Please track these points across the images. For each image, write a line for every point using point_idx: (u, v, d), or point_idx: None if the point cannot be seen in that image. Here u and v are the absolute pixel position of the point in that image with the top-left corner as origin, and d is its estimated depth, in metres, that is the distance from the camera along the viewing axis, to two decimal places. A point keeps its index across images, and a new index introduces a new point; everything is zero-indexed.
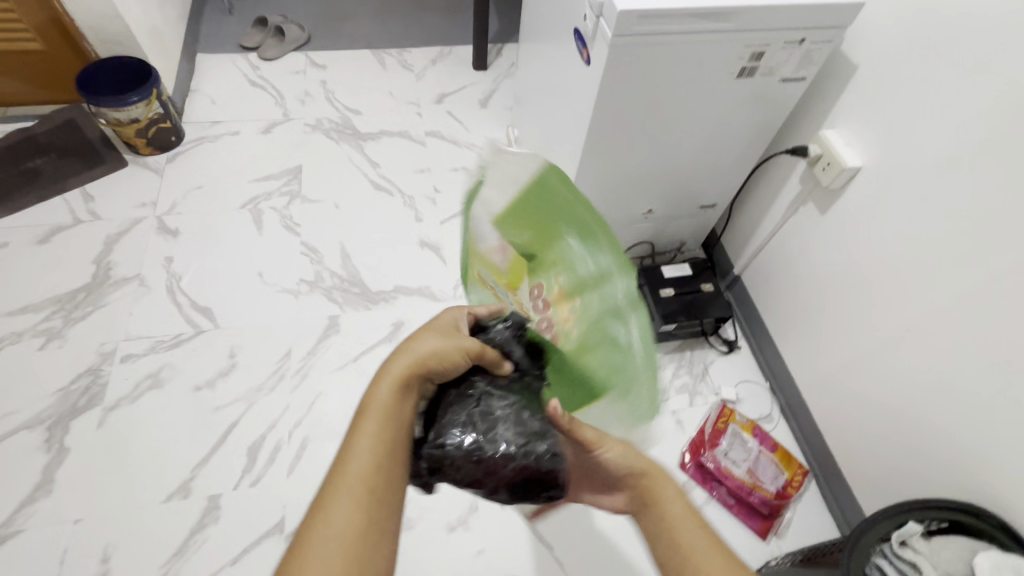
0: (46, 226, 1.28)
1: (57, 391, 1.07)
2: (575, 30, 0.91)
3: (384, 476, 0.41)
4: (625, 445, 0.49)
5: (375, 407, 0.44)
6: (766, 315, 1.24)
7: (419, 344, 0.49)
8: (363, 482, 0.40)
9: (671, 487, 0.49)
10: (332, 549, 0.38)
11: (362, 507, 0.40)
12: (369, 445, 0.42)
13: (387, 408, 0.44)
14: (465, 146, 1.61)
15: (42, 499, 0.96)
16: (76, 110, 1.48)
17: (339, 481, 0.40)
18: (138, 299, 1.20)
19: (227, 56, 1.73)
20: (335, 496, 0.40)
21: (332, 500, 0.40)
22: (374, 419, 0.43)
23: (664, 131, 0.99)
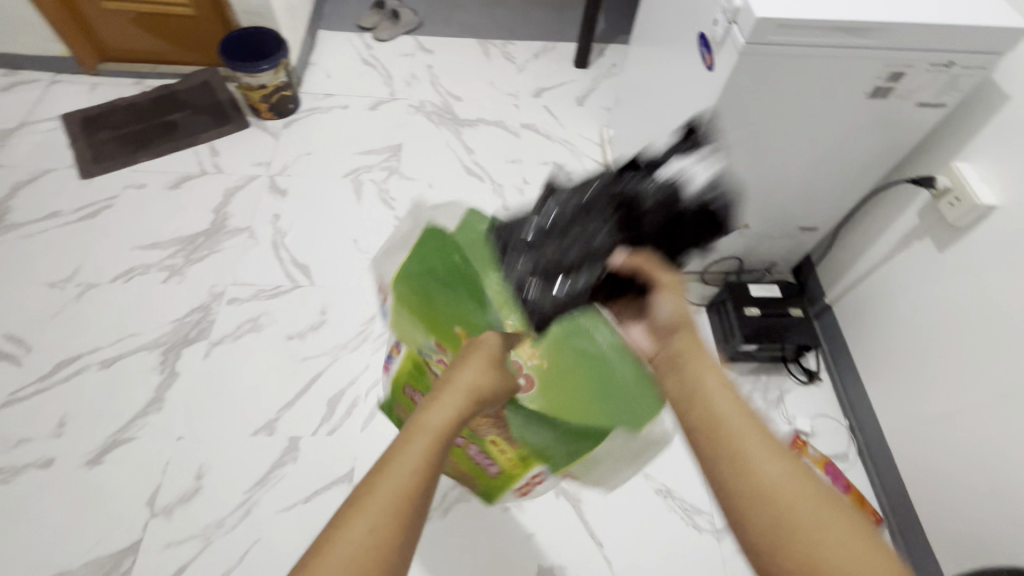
0: (177, 173, 1.43)
1: (173, 321, 1.19)
2: (702, 35, 0.90)
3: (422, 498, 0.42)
4: (677, 301, 0.56)
5: (427, 427, 0.46)
6: (855, 351, 1.18)
7: (469, 374, 0.52)
8: (396, 499, 0.41)
9: (702, 358, 0.53)
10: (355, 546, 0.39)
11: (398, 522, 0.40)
12: (410, 463, 0.43)
13: (435, 429, 0.46)
14: (558, 141, 1.63)
15: (152, 414, 1.07)
16: (212, 72, 1.63)
17: (372, 494, 0.41)
18: (247, 248, 1.31)
19: (346, 34, 1.84)
20: (365, 508, 0.40)
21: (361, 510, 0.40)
22: (422, 438, 0.45)
23: (777, 147, 0.96)
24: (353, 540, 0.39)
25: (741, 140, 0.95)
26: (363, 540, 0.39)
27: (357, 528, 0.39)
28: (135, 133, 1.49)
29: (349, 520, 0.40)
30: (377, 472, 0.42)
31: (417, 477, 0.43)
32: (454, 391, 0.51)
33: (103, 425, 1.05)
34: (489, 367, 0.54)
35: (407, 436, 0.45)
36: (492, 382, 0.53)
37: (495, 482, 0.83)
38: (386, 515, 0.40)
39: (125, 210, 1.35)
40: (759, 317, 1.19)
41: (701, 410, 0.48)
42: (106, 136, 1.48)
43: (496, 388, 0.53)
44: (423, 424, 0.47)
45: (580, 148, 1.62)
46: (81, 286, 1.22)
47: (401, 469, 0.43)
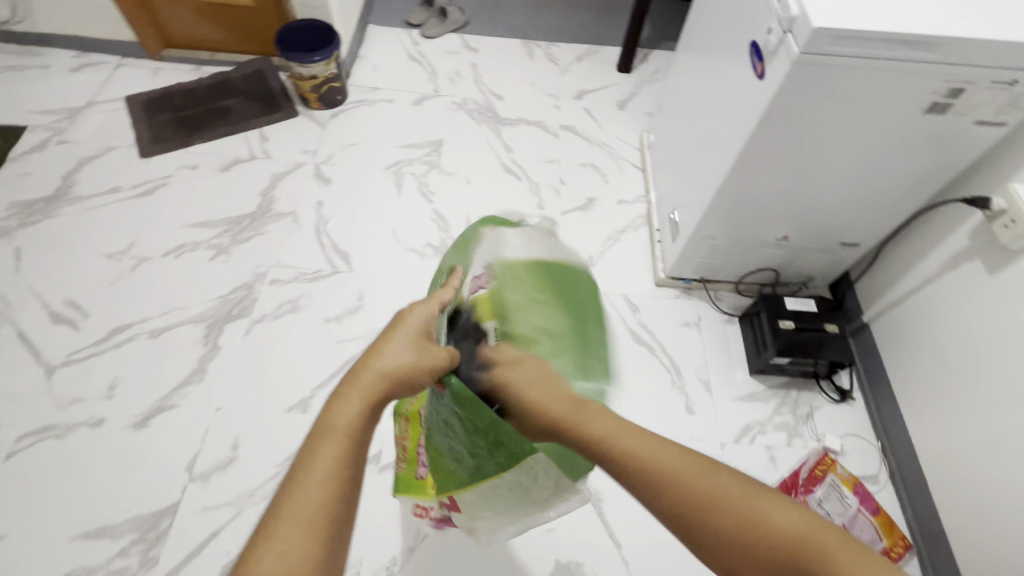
0: (228, 157, 1.49)
1: (218, 297, 1.24)
2: (754, 43, 0.89)
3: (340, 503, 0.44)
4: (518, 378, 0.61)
5: (335, 429, 0.47)
6: (892, 371, 1.16)
7: (388, 358, 0.54)
8: (315, 512, 0.43)
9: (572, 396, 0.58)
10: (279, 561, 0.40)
11: (316, 526, 0.42)
12: (324, 469, 0.45)
13: (349, 428, 0.48)
14: (597, 144, 1.63)
15: (194, 384, 1.12)
16: (265, 61, 1.69)
17: (289, 509, 0.42)
18: (291, 232, 1.36)
19: (394, 30, 1.88)
20: (284, 522, 0.42)
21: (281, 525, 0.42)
22: (336, 440, 0.46)
23: (823, 160, 0.95)
24: (273, 557, 0.40)
25: (787, 151, 0.94)
26: (287, 553, 0.40)
27: (280, 544, 0.41)
28: (191, 117, 1.56)
29: (273, 536, 0.41)
30: (294, 486, 0.44)
31: (331, 478, 0.45)
32: (366, 378, 0.52)
33: (149, 391, 1.10)
34: (408, 345, 0.56)
35: (319, 444, 0.46)
36: (407, 362, 0.54)
37: (407, 479, 0.83)
38: (306, 521, 0.42)
39: (178, 189, 1.41)
40: (792, 331, 1.17)
41: (590, 438, 0.53)
42: (165, 118, 1.55)
43: (416, 369, 0.55)
44: (331, 426, 0.47)
45: (618, 152, 1.62)
46: (135, 259, 1.28)
47: (318, 478, 0.44)
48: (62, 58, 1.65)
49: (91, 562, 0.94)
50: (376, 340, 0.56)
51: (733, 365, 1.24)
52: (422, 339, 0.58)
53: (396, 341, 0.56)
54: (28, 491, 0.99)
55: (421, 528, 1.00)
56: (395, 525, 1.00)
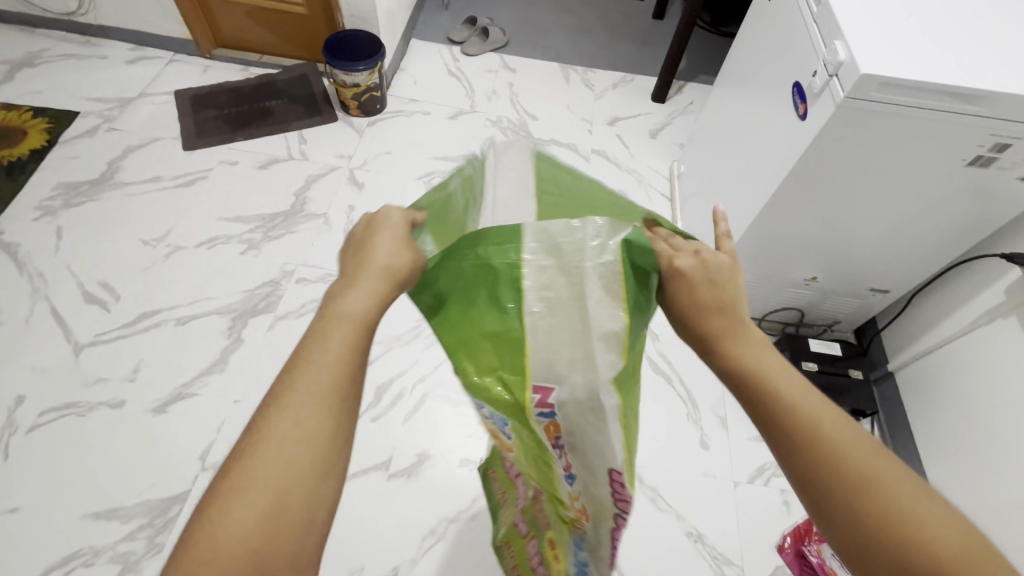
0: (267, 156, 1.52)
1: (246, 291, 1.26)
2: (798, 84, 0.90)
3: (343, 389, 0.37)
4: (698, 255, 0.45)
5: (351, 312, 0.40)
6: (915, 425, 1.13)
7: (363, 287, 0.41)
8: (327, 385, 0.37)
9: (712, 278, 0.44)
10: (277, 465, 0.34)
11: (327, 414, 0.36)
12: (334, 351, 0.38)
13: (363, 316, 0.40)
14: (627, 170, 1.65)
15: (215, 374, 1.13)
16: (311, 67, 1.75)
17: (299, 380, 0.37)
18: (321, 233, 1.38)
19: (436, 45, 1.94)
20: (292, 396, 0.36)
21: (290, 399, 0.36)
22: (345, 323, 0.39)
23: (860, 204, 0.94)
24: (283, 432, 0.35)
25: (824, 192, 0.93)
26: (302, 431, 0.35)
27: (293, 413, 0.36)
28: (236, 115, 1.61)
29: (284, 406, 0.36)
30: (304, 362, 0.37)
31: (348, 360, 0.38)
32: (366, 278, 0.42)
33: (172, 377, 1.12)
34: (397, 247, 0.44)
35: (329, 324, 0.39)
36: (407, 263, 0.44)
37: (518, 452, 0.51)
38: (322, 398, 0.36)
39: (217, 183, 1.45)
40: (815, 373, 1.15)
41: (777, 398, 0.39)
42: (210, 114, 1.60)
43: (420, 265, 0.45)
44: (346, 311, 0.40)
45: (647, 180, 1.63)
46: (169, 247, 1.31)
47: (333, 353, 0.38)
48: (118, 50, 1.72)
49: (98, 543, 0.95)
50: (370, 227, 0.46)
51: None
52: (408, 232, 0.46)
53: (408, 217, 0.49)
54: (45, 465, 1.01)
55: (425, 541, 0.99)
56: (397, 537, 0.99)
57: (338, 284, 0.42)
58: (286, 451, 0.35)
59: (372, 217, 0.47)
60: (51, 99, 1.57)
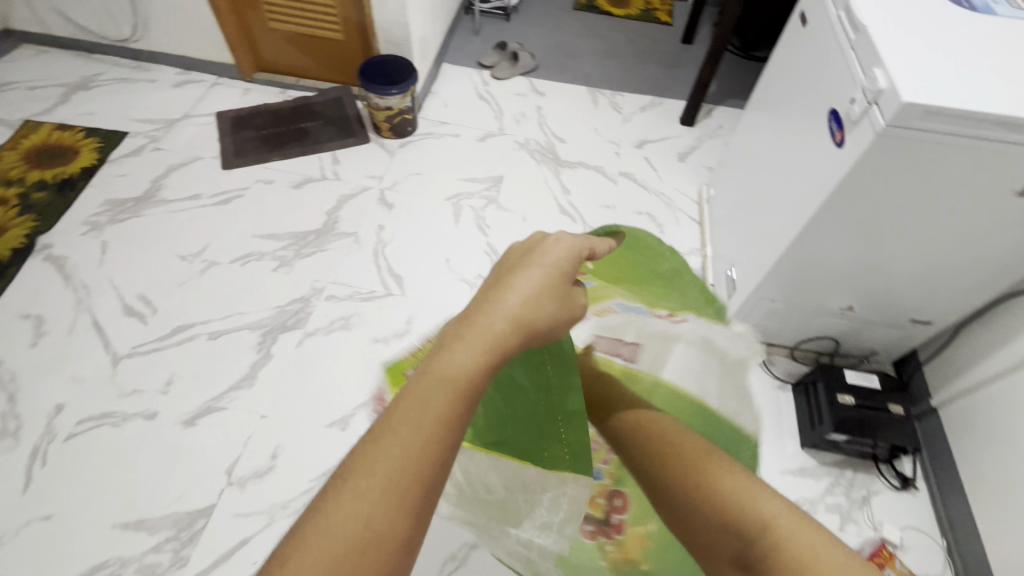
0: (301, 176, 1.57)
1: (276, 307, 1.29)
2: (834, 111, 0.89)
3: (412, 475, 0.41)
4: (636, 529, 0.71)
5: (445, 377, 0.45)
6: (961, 464, 1.07)
7: (493, 317, 0.48)
8: (402, 465, 0.40)
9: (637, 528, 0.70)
10: (339, 537, 0.38)
11: (391, 499, 0.39)
12: (416, 428, 0.42)
13: (458, 379, 0.45)
14: (654, 193, 1.64)
15: (244, 388, 1.15)
16: (345, 90, 1.81)
17: (377, 455, 0.41)
18: (350, 252, 1.41)
19: (467, 69, 1.99)
20: (366, 472, 0.40)
21: (363, 475, 0.40)
22: (440, 391, 0.44)
23: (899, 233, 0.91)
24: (355, 508, 0.39)
25: (862, 220, 0.91)
26: (370, 516, 0.38)
27: (360, 491, 0.39)
28: (273, 136, 1.67)
29: (352, 481, 0.40)
30: (386, 431, 0.42)
31: (432, 432, 0.42)
32: (493, 325, 0.48)
33: (202, 390, 1.14)
34: (539, 290, 0.51)
35: (425, 387, 0.44)
36: (541, 316, 0.50)
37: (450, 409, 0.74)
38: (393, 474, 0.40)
39: (253, 201, 1.50)
40: (853, 407, 1.09)
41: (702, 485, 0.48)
42: (249, 135, 1.66)
43: (545, 313, 0.50)
44: (444, 374, 0.45)
45: (676, 203, 1.62)
46: (205, 263, 1.35)
47: (415, 431, 0.42)
48: (166, 74, 1.81)
49: (126, 553, 0.96)
50: (523, 261, 0.53)
51: (784, 437, 1.18)
52: (563, 284, 0.52)
53: (596, 240, 0.59)
54: (79, 474, 1.03)
55: (445, 567, 0.98)
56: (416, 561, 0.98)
57: (452, 331, 0.48)
58: (348, 526, 0.38)
59: (535, 249, 0.54)
60: (103, 120, 1.65)
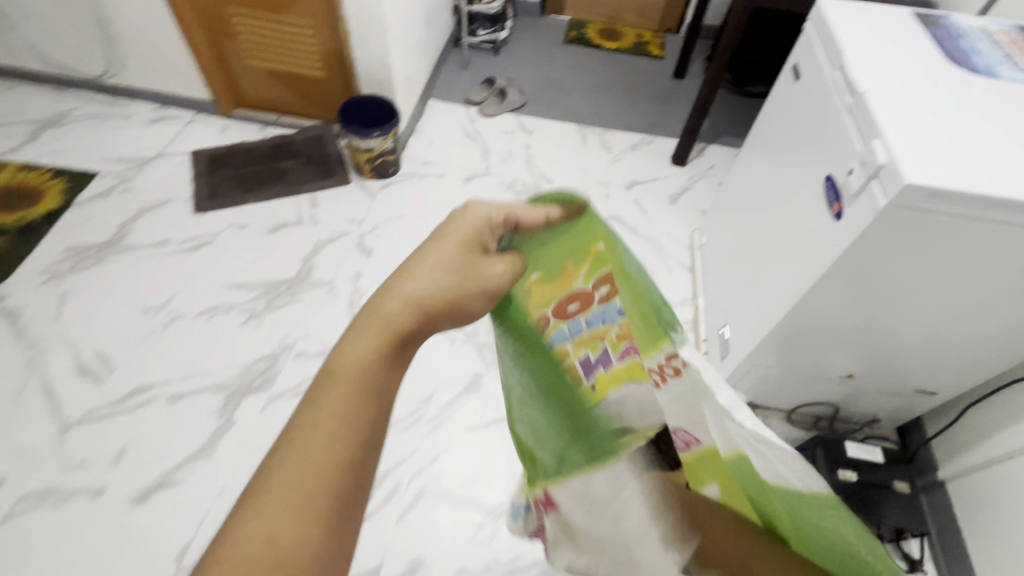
0: (276, 220, 1.50)
1: (242, 366, 1.21)
2: (830, 179, 0.83)
3: (323, 479, 0.36)
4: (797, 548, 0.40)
5: (348, 370, 0.41)
6: (972, 548, 0.99)
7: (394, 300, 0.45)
8: (311, 470, 0.36)
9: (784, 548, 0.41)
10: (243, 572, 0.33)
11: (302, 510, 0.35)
12: (323, 425, 0.38)
13: (363, 368, 0.41)
14: (644, 238, 1.58)
15: (203, 459, 1.07)
16: (327, 128, 1.76)
17: (280, 466, 0.36)
18: (325, 303, 1.34)
19: (454, 105, 1.94)
20: (268, 489, 0.36)
21: (265, 492, 0.36)
22: (343, 383, 0.40)
23: (899, 307, 0.85)
24: (257, 528, 0.34)
25: (861, 293, 0.85)
26: (276, 534, 0.34)
27: (267, 509, 0.35)
28: (249, 176, 1.60)
29: (255, 502, 0.35)
30: (290, 441, 0.38)
31: (339, 427, 0.39)
32: (393, 307, 0.45)
33: (156, 461, 1.06)
34: (445, 266, 0.47)
35: (327, 386, 0.40)
36: (445, 297, 0.47)
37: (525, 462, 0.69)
38: (302, 484, 0.36)
39: (225, 248, 1.43)
40: (855, 483, 1.03)
41: None
42: (224, 175, 1.60)
43: (457, 291, 0.47)
44: (340, 368, 0.41)
45: (667, 249, 1.56)
46: (170, 316, 1.28)
47: (320, 430, 0.38)
48: (141, 109, 1.76)
49: None
50: (424, 239, 0.49)
51: None
52: (470, 262, 0.49)
53: (522, 207, 0.50)
54: (15, 560, 0.95)
55: None
56: None
57: (355, 325, 0.44)
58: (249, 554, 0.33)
59: (445, 223, 0.50)
60: (72, 159, 1.59)
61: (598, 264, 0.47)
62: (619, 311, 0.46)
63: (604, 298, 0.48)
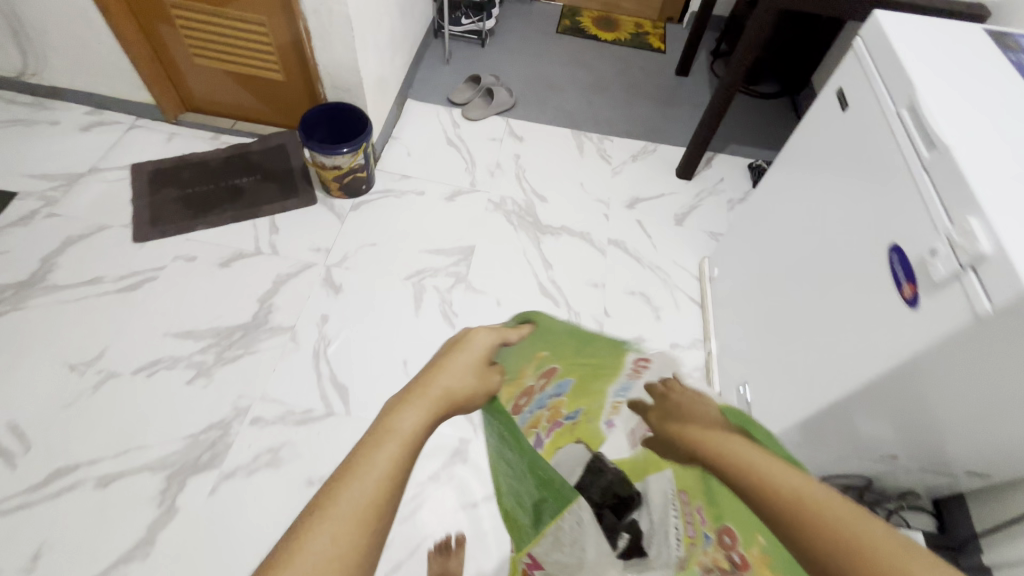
0: (230, 250, 1.31)
1: (187, 437, 1.03)
2: (899, 250, 0.68)
3: (368, 556, 0.29)
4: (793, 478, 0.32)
5: (399, 438, 0.34)
6: None
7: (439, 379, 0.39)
8: (346, 550, 0.29)
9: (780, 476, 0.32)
10: None
11: None
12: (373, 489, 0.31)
13: (416, 440, 0.34)
14: (649, 267, 1.42)
15: (138, 561, 0.91)
16: (290, 136, 1.54)
17: (321, 525, 0.29)
18: (285, 353, 1.16)
19: (434, 107, 1.73)
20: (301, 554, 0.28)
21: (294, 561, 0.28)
22: (394, 452, 0.33)
23: (963, 448, 0.69)
24: None
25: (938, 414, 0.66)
26: None
27: None
28: (199, 196, 1.39)
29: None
30: (335, 497, 0.30)
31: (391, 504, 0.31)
32: (437, 391, 0.39)
33: (80, 566, 0.90)
34: (479, 367, 0.43)
35: (376, 448, 0.33)
36: (475, 387, 0.42)
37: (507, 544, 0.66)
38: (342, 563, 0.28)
39: (168, 286, 1.23)
40: None
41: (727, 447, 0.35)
42: (169, 195, 1.39)
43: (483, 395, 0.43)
44: (393, 432, 0.34)
45: (673, 279, 1.41)
46: (101, 374, 1.09)
47: (368, 493, 0.30)
48: (71, 113, 1.52)
49: None
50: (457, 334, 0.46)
51: None
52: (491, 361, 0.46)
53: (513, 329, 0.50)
54: None
55: None
56: None
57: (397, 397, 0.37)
58: None
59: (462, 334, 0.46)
60: None
61: (543, 364, 0.50)
62: (557, 393, 0.51)
63: (550, 385, 0.51)
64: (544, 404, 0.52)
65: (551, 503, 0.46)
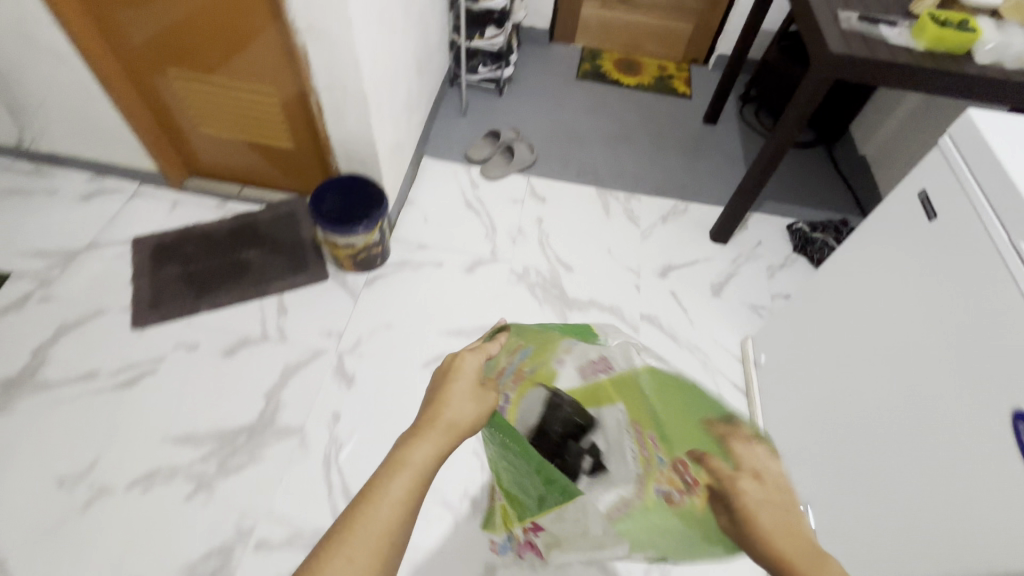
0: (235, 337, 1.21)
1: (185, 566, 0.94)
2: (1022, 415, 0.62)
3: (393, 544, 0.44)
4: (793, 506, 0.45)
5: (411, 465, 0.47)
6: None
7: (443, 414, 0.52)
8: (377, 540, 0.43)
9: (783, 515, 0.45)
10: None
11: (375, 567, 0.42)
12: (393, 502, 0.45)
13: (423, 466, 0.48)
14: (686, 347, 1.31)
15: None
16: (300, 202, 1.45)
17: (356, 527, 0.43)
18: (293, 461, 1.05)
19: (451, 164, 1.64)
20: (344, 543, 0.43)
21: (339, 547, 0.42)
22: (407, 473, 0.47)
23: None
24: None
25: None
26: None
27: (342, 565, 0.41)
28: (203, 273, 1.30)
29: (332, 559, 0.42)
30: (364, 508, 0.44)
31: (403, 509, 0.45)
32: (440, 422, 0.51)
33: None
34: (472, 394, 0.55)
35: (394, 472, 0.47)
36: (473, 414, 0.54)
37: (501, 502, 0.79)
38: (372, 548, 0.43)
39: (167, 380, 1.14)
40: None
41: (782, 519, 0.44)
42: (172, 273, 1.30)
43: (480, 420, 0.54)
44: (406, 462, 0.48)
45: (713, 361, 1.29)
46: (92, 489, 1.00)
47: (390, 504, 0.45)
48: (71, 181, 1.44)
49: None
50: (453, 363, 0.58)
51: None
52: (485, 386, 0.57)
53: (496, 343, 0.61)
54: None
55: None
56: None
57: (408, 433, 0.50)
58: None
59: (453, 361, 0.58)
60: None
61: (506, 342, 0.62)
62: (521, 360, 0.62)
63: (516, 356, 0.62)
64: (512, 372, 0.63)
65: (554, 499, 0.57)
